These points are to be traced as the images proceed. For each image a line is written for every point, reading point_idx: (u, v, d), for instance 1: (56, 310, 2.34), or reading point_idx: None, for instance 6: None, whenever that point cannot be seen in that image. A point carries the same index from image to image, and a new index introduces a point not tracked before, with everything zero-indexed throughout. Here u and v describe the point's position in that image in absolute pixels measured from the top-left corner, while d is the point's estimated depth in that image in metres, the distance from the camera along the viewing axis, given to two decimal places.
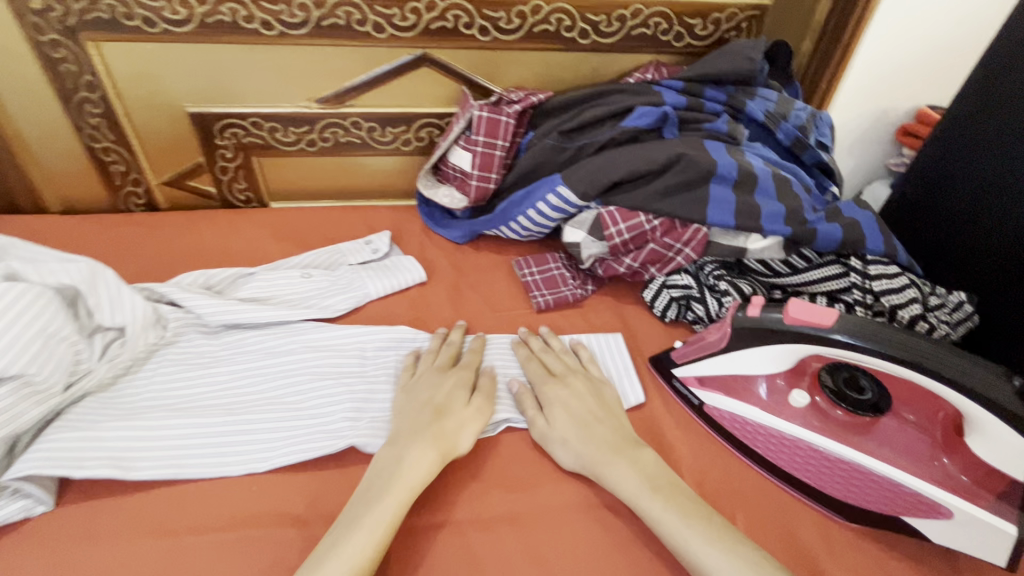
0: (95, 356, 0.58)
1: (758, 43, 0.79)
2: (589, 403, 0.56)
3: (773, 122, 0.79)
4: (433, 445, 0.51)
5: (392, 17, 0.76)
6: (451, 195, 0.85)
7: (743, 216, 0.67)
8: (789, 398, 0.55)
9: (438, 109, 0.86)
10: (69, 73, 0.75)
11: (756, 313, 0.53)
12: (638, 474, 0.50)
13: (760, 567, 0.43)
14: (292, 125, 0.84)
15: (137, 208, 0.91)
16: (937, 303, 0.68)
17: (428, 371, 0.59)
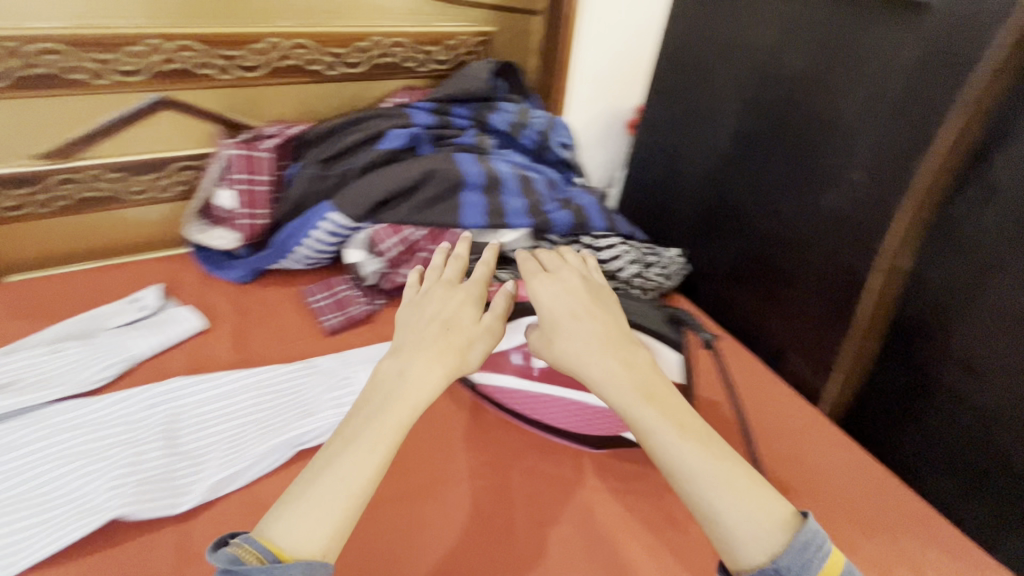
0: None
1: (489, 64, 0.91)
2: (588, 302, 0.58)
3: (516, 130, 0.91)
4: (440, 361, 0.52)
5: (111, 62, 0.72)
6: (225, 236, 0.82)
7: (493, 215, 0.77)
8: (534, 362, 0.66)
9: (194, 150, 0.83)
10: None
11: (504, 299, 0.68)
12: (629, 377, 0.51)
13: (756, 510, 0.43)
14: (10, 187, 0.75)
15: None
16: (653, 261, 0.84)
17: (436, 286, 0.60)
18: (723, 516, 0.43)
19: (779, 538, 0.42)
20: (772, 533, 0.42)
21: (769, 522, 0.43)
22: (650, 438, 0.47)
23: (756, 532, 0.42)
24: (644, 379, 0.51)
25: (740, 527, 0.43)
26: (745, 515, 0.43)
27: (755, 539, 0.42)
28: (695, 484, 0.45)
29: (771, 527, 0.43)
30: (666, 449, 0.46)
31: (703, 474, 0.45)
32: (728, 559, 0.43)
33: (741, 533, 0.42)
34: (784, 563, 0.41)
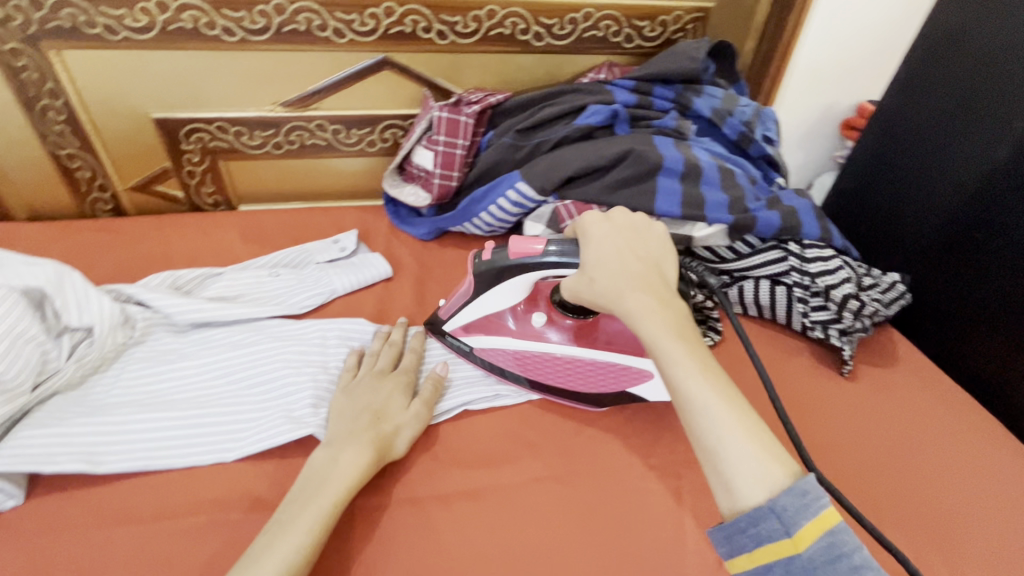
0: (64, 356, 0.60)
1: (702, 43, 0.83)
2: (632, 241, 0.57)
3: (720, 118, 0.82)
4: (368, 449, 0.54)
5: (352, 22, 0.78)
6: (416, 193, 0.87)
7: (689, 206, 0.71)
8: (532, 321, 0.68)
9: (400, 110, 0.89)
10: (31, 80, 0.76)
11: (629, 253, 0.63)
12: (667, 312, 0.51)
13: (770, 453, 0.44)
14: (257, 129, 0.86)
15: (105, 213, 0.91)
16: (869, 283, 0.73)
17: (366, 378, 0.62)
18: (727, 452, 0.45)
19: (779, 482, 0.43)
20: (774, 476, 0.43)
21: (779, 464, 0.44)
22: (667, 368, 0.49)
23: (761, 471, 0.43)
24: (671, 316, 0.52)
25: (744, 464, 0.44)
26: (749, 456, 0.44)
27: (760, 480, 0.43)
28: (707, 420, 0.46)
29: (778, 467, 0.44)
30: (688, 385, 0.47)
31: (714, 407, 0.46)
32: (722, 500, 0.45)
33: (744, 471, 0.44)
34: (781, 505, 0.42)
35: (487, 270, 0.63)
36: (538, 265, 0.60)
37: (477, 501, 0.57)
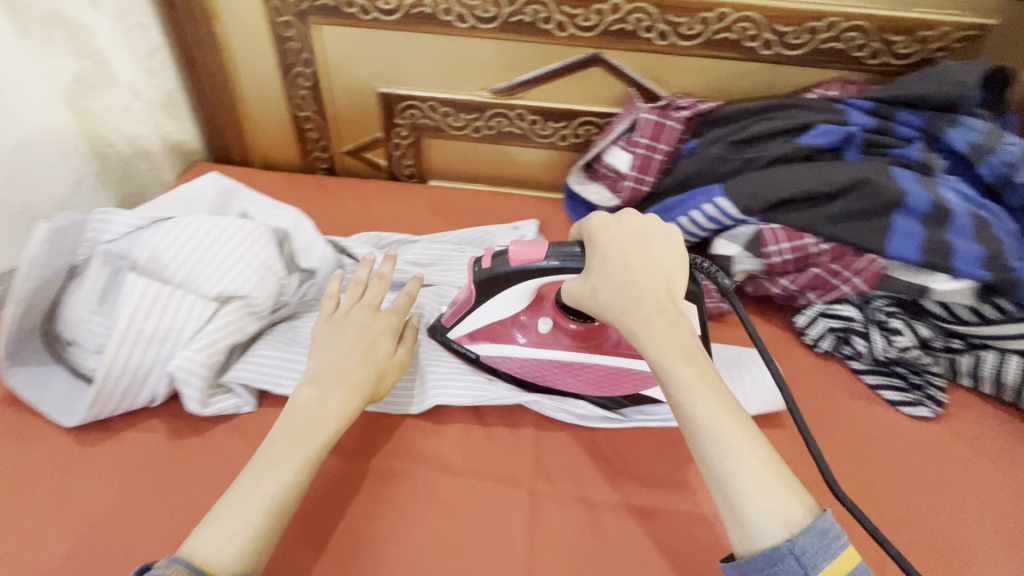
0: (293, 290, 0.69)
1: (974, 66, 0.70)
2: (641, 250, 0.54)
3: (976, 156, 0.69)
4: (352, 392, 0.56)
5: (577, 17, 0.78)
6: (600, 193, 0.86)
7: (932, 252, 0.63)
8: (539, 327, 0.65)
9: (600, 108, 0.88)
10: (293, 50, 0.88)
11: (490, 263, 0.61)
12: (677, 332, 0.49)
13: (790, 489, 0.44)
14: (463, 112, 0.91)
15: (320, 171, 1.04)
16: None
17: (358, 314, 0.63)
18: (749, 491, 0.43)
19: (794, 523, 0.43)
20: (797, 514, 0.43)
21: (800, 501, 0.44)
22: (678, 394, 0.47)
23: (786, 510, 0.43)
24: (685, 336, 0.49)
25: (763, 503, 0.43)
26: (771, 495, 0.43)
27: (783, 521, 0.42)
28: (720, 452, 0.44)
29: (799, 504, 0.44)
30: (694, 414, 0.46)
31: (730, 442, 0.45)
32: (736, 542, 0.44)
33: (767, 511, 0.43)
34: (800, 547, 0.42)
35: (488, 279, 0.61)
36: (543, 272, 0.58)
37: (647, 520, 0.56)
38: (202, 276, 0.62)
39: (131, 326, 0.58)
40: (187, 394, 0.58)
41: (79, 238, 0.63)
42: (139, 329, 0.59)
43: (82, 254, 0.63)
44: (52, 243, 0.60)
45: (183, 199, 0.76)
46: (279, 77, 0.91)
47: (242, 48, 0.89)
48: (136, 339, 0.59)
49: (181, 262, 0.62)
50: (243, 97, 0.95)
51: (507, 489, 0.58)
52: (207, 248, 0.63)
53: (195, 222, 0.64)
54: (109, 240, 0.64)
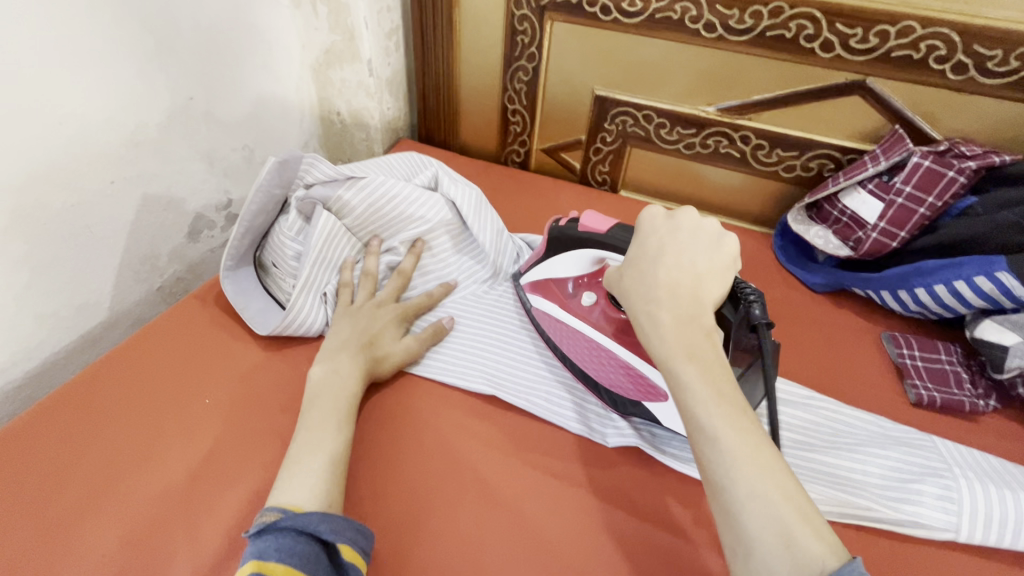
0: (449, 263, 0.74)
1: None
2: (678, 247, 0.47)
3: None
4: (354, 365, 0.58)
5: (851, 37, 0.68)
6: (826, 238, 0.75)
7: None
8: (582, 299, 0.63)
9: (845, 141, 0.77)
10: (521, 43, 0.88)
11: (563, 224, 0.62)
12: (686, 326, 0.43)
13: (810, 519, 0.35)
14: (679, 125, 0.85)
15: (512, 164, 1.04)
16: None
17: (365, 304, 0.65)
18: (744, 504, 0.35)
19: (803, 556, 0.33)
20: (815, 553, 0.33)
21: (823, 537, 0.34)
22: (681, 399, 0.40)
23: (789, 530, 0.34)
24: (702, 339, 0.42)
25: (759, 518, 0.35)
26: (767, 512, 0.35)
27: (783, 543, 0.34)
28: (720, 457, 0.37)
29: (820, 543, 0.33)
30: (700, 416, 0.39)
31: (734, 446, 0.37)
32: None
33: (762, 529, 0.34)
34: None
35: (556, 236, 0.62)
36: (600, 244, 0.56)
37: None
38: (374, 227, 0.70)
39: (319, 253, 0.65)
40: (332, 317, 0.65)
41: (294, 173, 0.67)
42: (324, 256, 0.65)
43: (292, 190, 0.68)
44: (277, 174, 0.65)
45: (396, 161, 0.77)
46: (499, 68, 0.93)
47: (472, 36, 0.92)
48: (321, 264, 0.65)
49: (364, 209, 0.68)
50: (459, 83, 0.98)
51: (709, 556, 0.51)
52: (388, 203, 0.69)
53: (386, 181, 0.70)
54: (310, 181, 0.68)
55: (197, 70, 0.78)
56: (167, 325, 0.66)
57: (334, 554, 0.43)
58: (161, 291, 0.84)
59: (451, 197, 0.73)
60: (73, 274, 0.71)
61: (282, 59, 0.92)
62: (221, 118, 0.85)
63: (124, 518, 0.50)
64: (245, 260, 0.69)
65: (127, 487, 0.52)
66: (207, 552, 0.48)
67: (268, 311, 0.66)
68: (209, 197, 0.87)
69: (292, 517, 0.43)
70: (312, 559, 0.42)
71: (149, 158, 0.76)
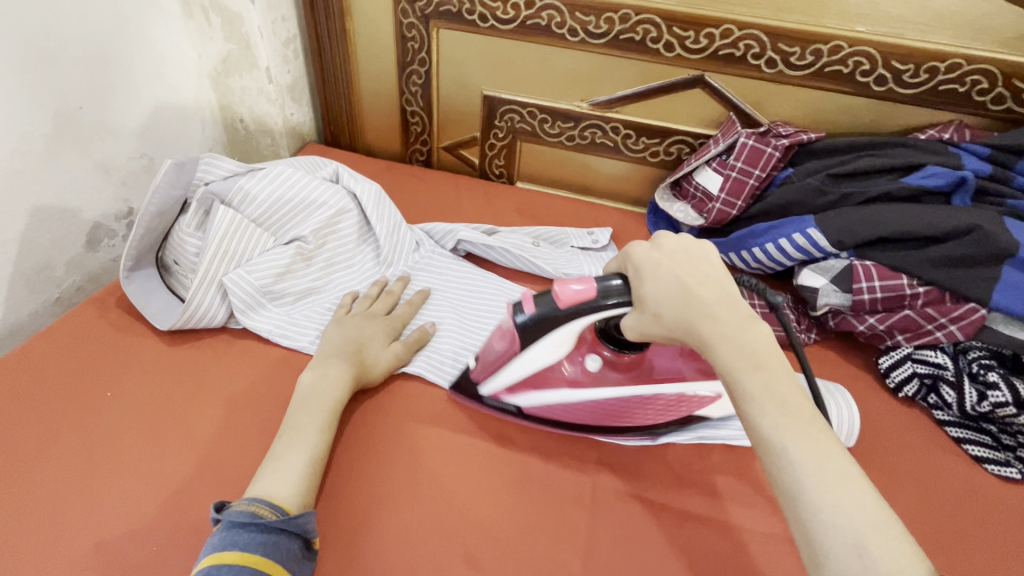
0: (352, 254, 0.78)
1: None
2: (701, 267, 0.49)
3: None
4: (346, 369, 0.61)
5: (686, 39, 0.81)
6: (686, 212, 0.87)
7: None
8: (586, 365, 0.59)
9: (696, 128, 0.89)
10: (412, 49, 0.95)
11: (530, 306, 0.53)
12: (749, 341, 0.44)
13: (885, 526, 0.37)
14: (560, 120, 0.95)
15: (417, 163, 1.11)
16: None
17: (359, 316, 0.69)
18: (818, 507, 0.38)
19: (879, 568, 0.36)
20: (893, 561, 0.36)
21: (906, 551, 0.36)
22: (745, 413, 0.43)
23: (861, 540, 0.37)
24: (763, 348, 0.44)
25: (831, 517, 0.38)
26: (844, 521, 0.38)
27: (855, 552, 0.36)
28: (792, 467, 0.40)
29: (904, 555, 0.36)
30: (766, 428, 0.42)
31: (799, 453, 0.40)
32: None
33: (838, 537, 0.37)
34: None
35: (530, 325, 0.53)
36: (583, 309, 0.51)
37: (711, 528, 0.56)
38: (282, 221, 0.73)
39: (220, 245, 0.68)
40: (234, 304, 0.68)
41: (192, 176, 0.71)
42: (226, 248, 0.68)
43: (191, 191, 0.71)
44: (174, 175, 0.68)
45: (299, 160, 0.82)
46: (394, 73, 1.00)
47: (366, 44, 0.98)
48: (222, 257, 0.68)
49: (263, 202, 0.71)
50: (358, 87, 1.04)
51: (579, 476, 0.59)
52: (288, 195, 0.73)
53: (285, 174, 0.73)
54: (211, 181, 0.72)
55: (86, 81, 0.80)
56: (64, 328, 0.67)
57: (309, 552, 0.48)
58: (59, 302, 0.84)
59: (353, 191, 0.79)
60: None
61: (178, 69, 0.94)
62: (115, 128, 0.86)
63: (20, 507, 0.52)
64: (146, 260, 0.71)
65: (21, 479, 0.54)
66: (108, 528, 0.51)
67: (173, 307, 0.69)
68: (107, 206, 0.87)
69: (296, 517, 0.47)
70: (295, 554, 0.46)
71: (38, 169, 0.76)
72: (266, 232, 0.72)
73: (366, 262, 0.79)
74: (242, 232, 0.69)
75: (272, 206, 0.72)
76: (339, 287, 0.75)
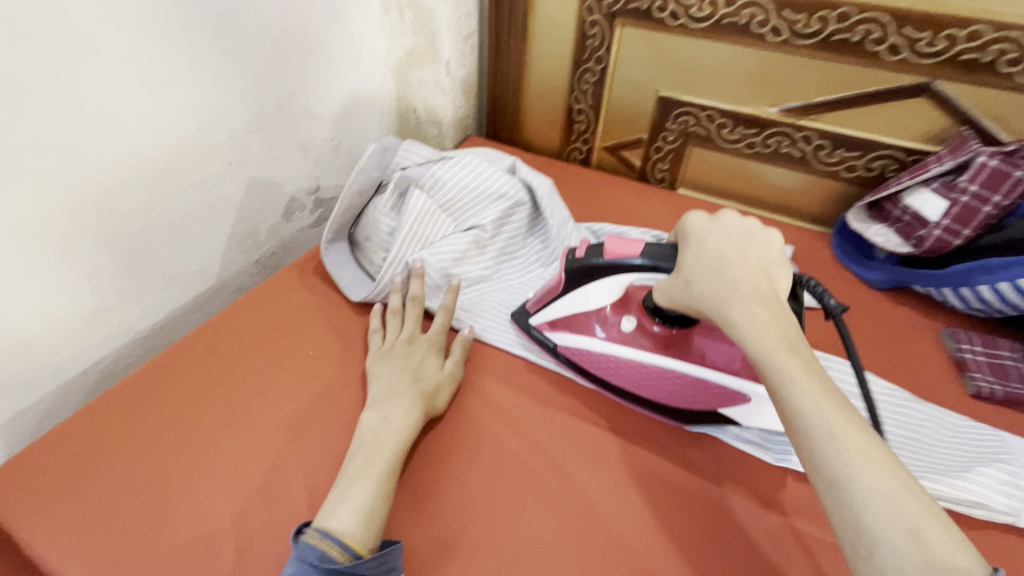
0: (518, 247, 0.79)
1: None
2: (742, 246, 0.52)
3: None
4: (406, 408, 0.57)
5: (918, 41, 0.71)
6: (887, 236, 0.77)
7: None
8: (620, 326, 0.64)
9: (909, 143, 0.79)
10: (590, 46, 0.94)
11: (581, 253, 0.60)
12: (777, 326, 0.45)
13: (936, 518, 0.35)
14: (741, 125, 0.89)
15: (573, 161, 1.10)
16: None
17: (398, 345, 0.65)
18: (863, 502, 0.37)
19: (926, 549, 0.34)
20: (949, 557, 0.34)
21: (956, 543, 0.35)
22: (789, 405, 0.42)
23: (910, 523, 0.35)
24: (790, 331, 0.45)
25: (880, 513, 0.36)
26: (888, 513, 0.36)
27: (912, 537, 0.35)
28: (840, 460, 0.38)
29: (953, 545, 0.34)
30: (811, 420, 0.40)
31: (838, 436, 0.39)
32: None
33: (882, 515, 0.36)
34: None
35: (578, 269, 0.59)
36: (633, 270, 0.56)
37: None
38: (464, 209, 0.75)
39: (409, 227, 0.72)
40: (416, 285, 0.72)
41: (391, 160, 0.75)
42: (413, 231, 0.72)
43: (387, 174, 0.75)
44: (376, 159, 0.73)
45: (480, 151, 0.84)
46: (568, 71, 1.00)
47: (543, 40, 0.99)
48: (409, 239, 0.72)
49: (450, 189, 0.74)
50: (527, 82, 1.05)
51: (767, 516, 0.55)
52: (471, 185, 0.75)
53: (470, 165, 0.75)
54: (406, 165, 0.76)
55: (301, 68, 0.88)
56: (272, 288, 0.75)
57: None
58: (258, 264, 0.94)
59: (529, 185, 0.79)
60: (192, 242, 0.81)
61: (368, 60, 1.02)
62: (317, 112, 0.94)
63: (244, 444, 0.59)
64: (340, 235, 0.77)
65: (245, 421, 0.61)
66: (312, 476, 0.56)
67: (363, 280, 0.74)
68: (302, 181, 0.96)
69: (363, 562, 0.45)
70: None
71: (259, 145, 0.86)
72: (449, 218, 0.75)
73: (531, 256, 0.79)
74: (428, 217, 0.73)
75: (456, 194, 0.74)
76: (506, 280, 0.77)
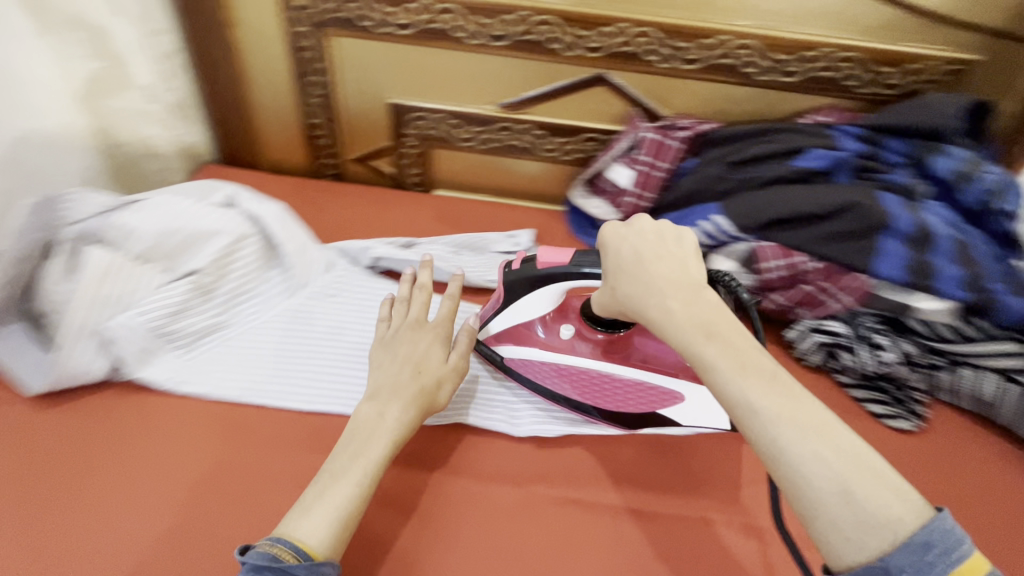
0: (252, 285, 0.73)
1: (958, 100, 0.74)
2: (670, 245, 0.56)
3: (959, 181, 0.72)
4: (372, 404, 0.58)
5: (583, 38, 0.82)
6: (602, 207, 0.89)
7: (917, 275, 0.68)
8: (559, 333, 0.70)
9: (603, 124, 0.91)
10: (308, 59, 0.90)
11: (518, 266, 0.65)
12: (707, 315, 0.49)
13: (905, 491, 0.41)
14: (471, 124, 0.93)
15: (325, 176, 1.06)
16: None
17: (403, 329, 0.66)
18: (795, 463, 0.42)
19: (867, 511, 0.40)
20: (877, 503, 0.40)
21: (905, 500, 0.41)
22: (721, 391, 0.46)
23: (846, 486, 0.41)
24: (711, 314, 0.49)
25: (818, 476, 0.41)
26: (811, 471, 0.42)
27: (847, 502, 0.41)
28: (777, 436, 0.43)
29: (907, 508, 0.40)
30: (744, 397, 0.45)
31: (780, 416, 0.43)
32: (815, 540, 0.42)
33: (811, 478, 0.41)
34: (896, 563, 0.39)
35: (518, 280, 0.65)
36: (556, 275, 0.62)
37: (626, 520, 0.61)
38: (172, 256, 0.68)
39: (96, 291, 0.63)
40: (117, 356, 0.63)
41: (54, 215, 0.63)
42: (102, 294, 0.63)
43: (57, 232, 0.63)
44: (35, 218, 0.61)
45: (194, 184, 0.76)
46: (314, 86, 0.95)
47: (256, 56, 0.92)
48: (101, 304, 0.63)
49: (146, 238, 0.66)
50: (252, 100, 0.97)
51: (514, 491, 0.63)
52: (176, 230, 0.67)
53: (170, 206, 0.68)
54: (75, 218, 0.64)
55: None
56: None
57: None
58: None
59: (255, 215, 0.74)
60: None
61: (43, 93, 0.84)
62: None
63: None
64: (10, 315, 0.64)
65: None
66: None
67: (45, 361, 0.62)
68: None
69: None
70: None
71: None
72: (153, 270, 0.67)
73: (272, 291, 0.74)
74: (119, 275, 0.64)
75: (156, 243, 0.66)
76: (244, 321, 0.71)
